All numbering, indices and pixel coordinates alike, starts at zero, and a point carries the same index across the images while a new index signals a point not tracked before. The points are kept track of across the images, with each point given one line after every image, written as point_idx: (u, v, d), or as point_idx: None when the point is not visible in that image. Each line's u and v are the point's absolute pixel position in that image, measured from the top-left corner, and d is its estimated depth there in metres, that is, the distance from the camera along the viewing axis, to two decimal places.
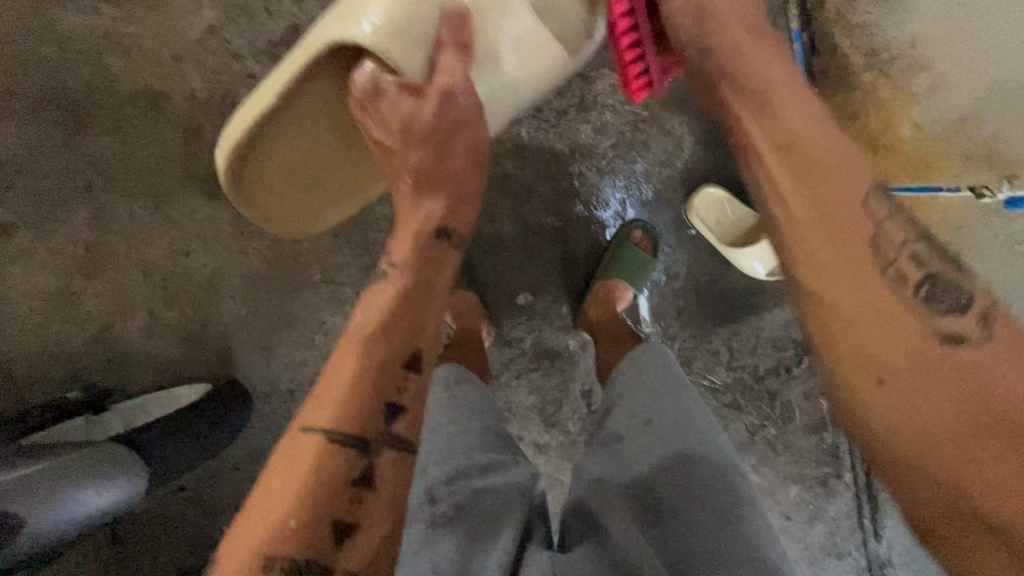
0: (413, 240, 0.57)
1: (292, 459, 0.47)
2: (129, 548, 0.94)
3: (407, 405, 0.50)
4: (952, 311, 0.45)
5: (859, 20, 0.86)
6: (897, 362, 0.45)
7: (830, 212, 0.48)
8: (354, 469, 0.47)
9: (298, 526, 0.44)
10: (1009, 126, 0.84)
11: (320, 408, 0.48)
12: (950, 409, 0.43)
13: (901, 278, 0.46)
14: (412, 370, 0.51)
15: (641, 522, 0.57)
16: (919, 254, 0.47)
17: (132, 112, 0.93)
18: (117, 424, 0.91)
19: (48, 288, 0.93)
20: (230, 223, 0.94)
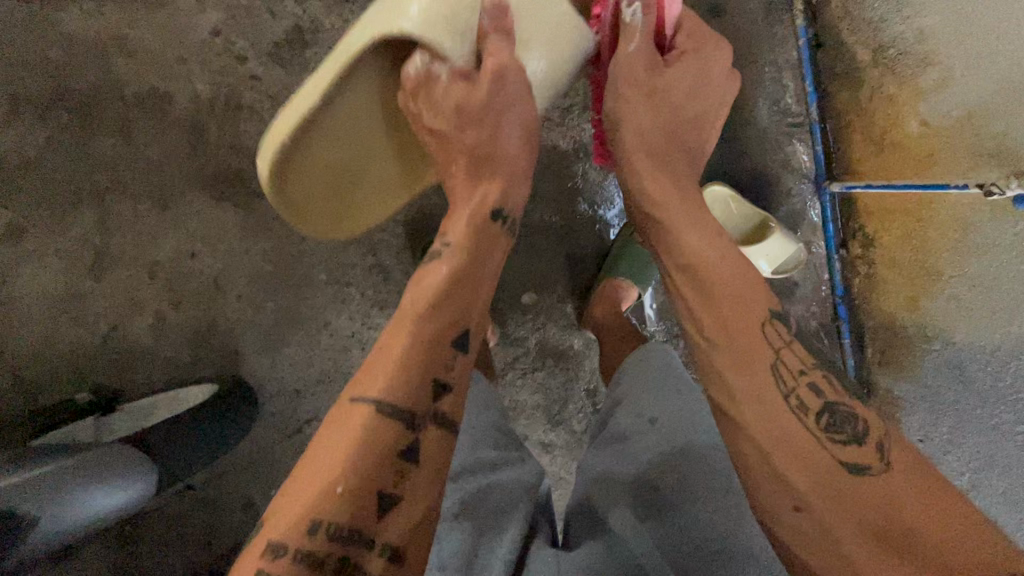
0: (469, 222, 0.58)
1: (339, 426, 0.47)
2: (139, 547, 0.95)
3: (454, 384, 0.51)
4: (850, 440, 0.46)
5: (865, 16, 0.86)
6: (786, 428, 0.47)
7: (736, 287, 0.52)
8: (401, 443, 0.47)
9: (345, 492, 0.44)
10: (1018, 122, 0.83)
11: (375, 378, 0.49)
12: (809, 469, 0.46)
13: (782, 375, 0.48)
14: (462, 349, 0.52)
15: (651, 512, 0.56)
16: (801, 358, 0.50)
17: (138, 114, 0.93)
18: (126, 424, 0.91)
19: (57, 290, 0.94)
20: (235, 224, 0.95)
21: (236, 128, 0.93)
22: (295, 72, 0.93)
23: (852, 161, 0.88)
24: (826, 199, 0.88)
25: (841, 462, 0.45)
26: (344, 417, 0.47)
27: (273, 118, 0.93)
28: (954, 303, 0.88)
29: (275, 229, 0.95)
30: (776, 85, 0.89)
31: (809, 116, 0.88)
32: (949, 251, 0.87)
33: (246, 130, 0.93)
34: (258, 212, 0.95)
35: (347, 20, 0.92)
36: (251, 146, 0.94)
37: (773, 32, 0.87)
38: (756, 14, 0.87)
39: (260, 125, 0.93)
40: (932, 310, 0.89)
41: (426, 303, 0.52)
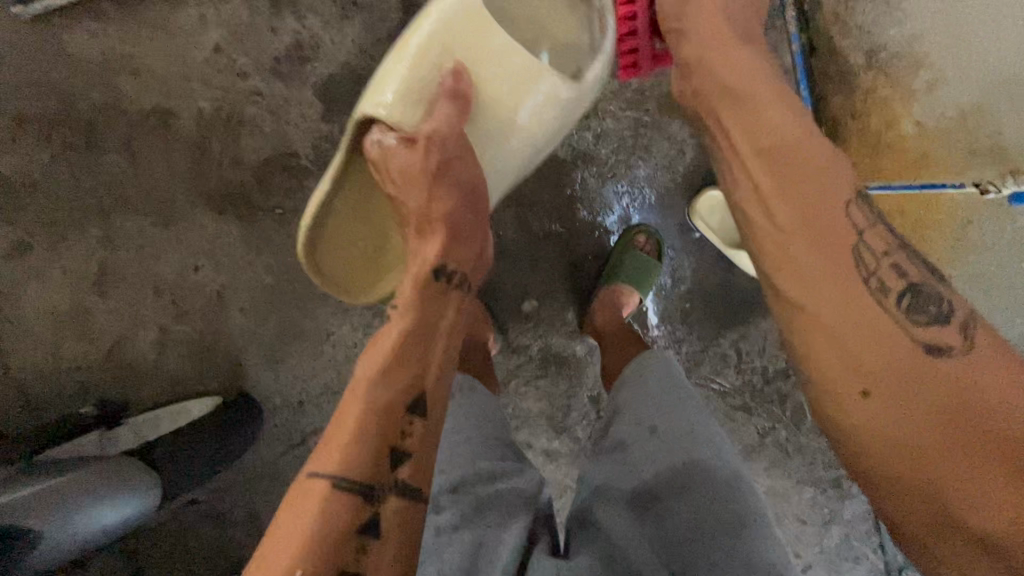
0: (414, 283, 0.59)
1: (297, 507, 0.47)
2: (144, 563, 0.95)
3: (411, 451, 0.52)
4: (933, 323, 0.51)
5: (856, 21, 0.87)
6: (869, 352, 0.50)
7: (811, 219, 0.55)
8: (404, 404, 0.52)
9: (365, 450, 0.49)
10: (1011, 122, 0.84)
11: (327, 454, 0.48)
12: (881, 359, 0.50)
13: (882, 288, 0.52)
14: (417, 413, 0.53)
15: (649, 536, 0.57)
16: (899, 265, 0.54)
17: (142, 131, 0.94)
18: (130, 437, 0.92)
19: (62, 306, 0.94)
20: (239, 238, 0.96)
21: (239, 144, 0.95)
22: (296, 87, 0.94)
23: (850, 164, 0.88)
24: None
25: (922, 348, 0.50)
26: (353, 391, 0.52)
27: (275, 133, 0.94)
28: None
29: (277, 242, 0.96)
30: None
31: None
32: (946, 252, 0.88)
33: (248, 145, 0.95)
34: (261, 226, 0.95)
35: (345, 35, 0.93)
36: (253, 161, 0.95)
37: (767, 39, 0.89)
38: None
39: (262, 140, 0.95)
40: None
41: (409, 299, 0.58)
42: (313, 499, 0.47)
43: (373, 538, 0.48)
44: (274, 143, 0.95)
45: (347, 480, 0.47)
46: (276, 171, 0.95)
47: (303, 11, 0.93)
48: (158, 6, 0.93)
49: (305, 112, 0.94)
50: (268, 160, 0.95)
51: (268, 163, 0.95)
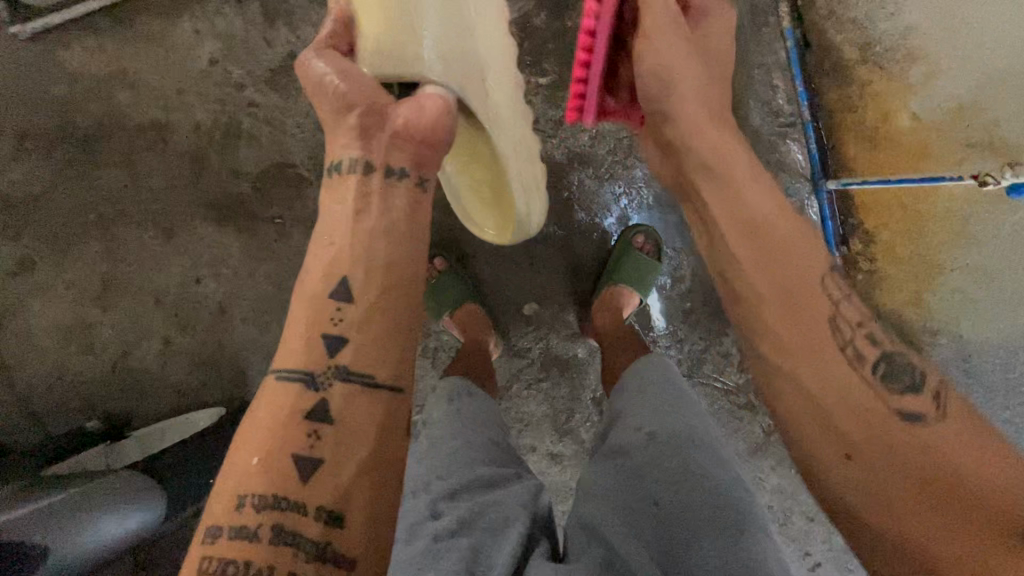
0: (320, 276, 0.50)
1: (213, 509, 0.44)
2: (153, 574, 0.96)
3: (322, 455, 0.45)
4: (906, 391, 0.50)
5: (850, 15, 0.86)
6: (844, 410, 0.50)
7: (836, 400, 0.50)
8: (304, 404, 0.46)
9: (262, 463, 0.44)
10: (1009, 113, 0.82)
11: (238, 460, 0.45)
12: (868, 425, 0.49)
13: (857, 357, 0.52)
14: (318, 419, 0.46)
15: (648, 533, 0.56)
16: (875, 335, 0.53)
17: (141, 145, 0.95)
18: (134, 449, 0.92)
19: (66, 320, 0.95)
20: (238, 249, 0.96)
21: (237, 155, 0.95)
22: (292, 97, 0.94)
23: (848, 159, 0.88)
24: (824, 197, 0.88)
25: (895, 413, 0.49)
26: (257, 403, 0.48)
27: (272, 144, 0.95)
28: (958, 297, 0.87)
29: (278, 252, 0.96)
30: (767, 86, 0.89)
31: (802, 116, 0.88)
32: (948, 244, 0.87)
33: (246, 156, 0.95)
34: (260, 236, 0.96)
35: None
36: (251, 172, 0.95)
37: (761, 35, 0.89)
38: (741, 21, 0.89)
39: (259, 151, 0.95)
40: (936, 305, 0.88)
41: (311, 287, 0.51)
42: (208, 536, 0.43)
43: (305, 556, 0.42)
44: (271, 154, 0.95)
45: (244, 495, 0.43)
46: (274, 182, 0.96)
47: (297, 22, 0.93)
48: (155, 20, 0.94)
49: (301, 121, 0.95)
50: (265, 171, 0.95)
51: (266, 174, 0.95)
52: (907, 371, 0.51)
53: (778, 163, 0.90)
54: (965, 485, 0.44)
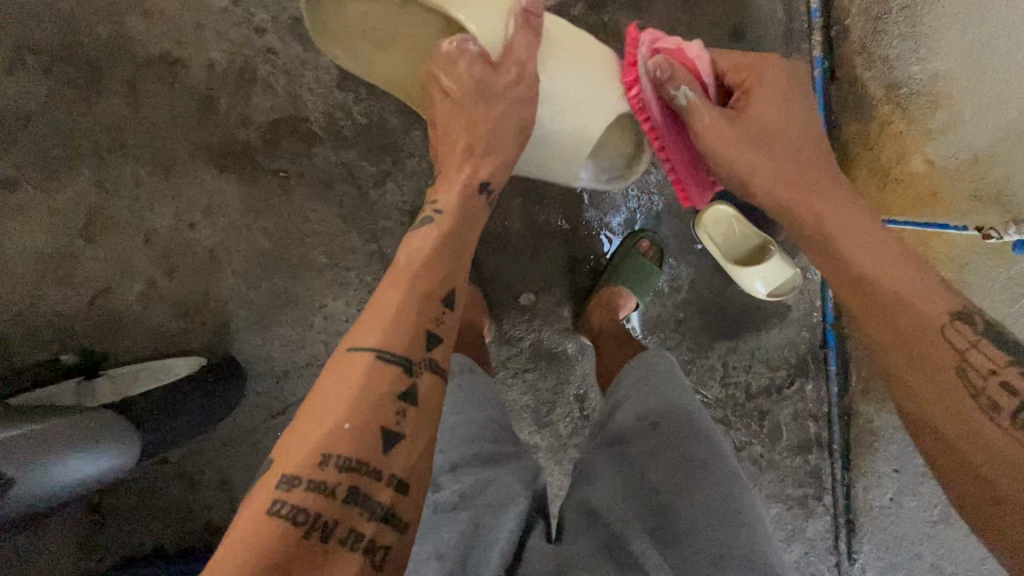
0: (426, 279, 0.54)
1: (288, 448, 0.46)
2: (105, 519, 0.93)
3: (406, 434, 0.47)
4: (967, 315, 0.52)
5: (882, 53, 0.88)
6: (939, 403, 0.51)
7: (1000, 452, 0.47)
8: (399, 387, 0.48)
9: (352, 427, 0.45)
10: (1022, 170, 0.85)
11: (318, 415, 0.46)
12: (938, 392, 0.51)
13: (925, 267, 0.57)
14: (410, 401, 0.48)
15: (643, 511, 0.57)
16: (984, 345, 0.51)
17: (148, 76, 0.91)
18: (108, 391, 0.89)
19: (46, 248, 0.91)
20: (238, 198, 0.93)
21: (249, 101, 0.92)
22: (314, 51, 0.92)
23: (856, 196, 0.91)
24: None
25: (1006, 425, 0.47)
26: (339, 371, 0.48)
27: (287, 95, 0.92)
28: None
29: (279, 206, 0.94)
30: None
31: None
32: None
33: (258, 104, 0.92)
34: (262, 188, 0.93)
35: None
36: (262, 121, 0.92)
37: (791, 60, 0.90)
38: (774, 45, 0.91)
39: (273, 101, 0.92)
40: None
41: (410, 276, 0.54)
42: (284, 484, 0.44)
43: (365, 516, 0.44)
44: (285, 105, 0.92)
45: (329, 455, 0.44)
46: (284, 134, 0.93)
47: None
48: None
49: (320, 77, 0.92)
50: (277, 122, 0.93)
51: (278, 125, 0.93)
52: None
53: None
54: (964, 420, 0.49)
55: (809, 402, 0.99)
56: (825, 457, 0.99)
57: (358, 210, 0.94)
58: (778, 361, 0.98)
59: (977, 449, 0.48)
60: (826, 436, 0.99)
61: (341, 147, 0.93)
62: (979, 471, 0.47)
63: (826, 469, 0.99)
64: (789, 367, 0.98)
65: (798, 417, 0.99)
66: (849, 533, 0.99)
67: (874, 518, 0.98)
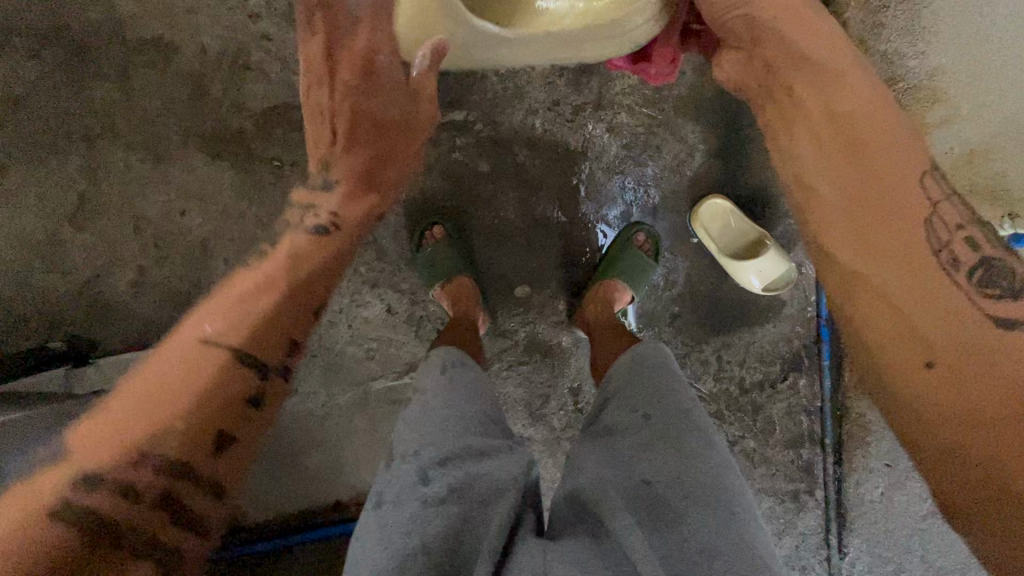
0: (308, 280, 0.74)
1: (98, 439, 0.57)
2: None
3: (240, 439, 0.61)
4: (1004, 295, 0.58)
5: (880, 48, 0.88)
6: (920, 310, 0.58)
7: (962, 409, 0.53)
8: (251, 388, 0.63)
9: (184, 428, 0.57)
10: (1015, 165, 0.88)
11: (157, 410, 0.58)
12: (945, 350, 0.56)
13: (953, 260, 0.60)
14: (257, 401, 0.63)
15: (633, 505, 0.56)
16: (969, 243, 0.61)
17: (139, 61, 0.90)
18: (96, 380, 0.87)
19: (34, 234, 0.90)
20: (231, 186, 0.92)
21: (242, 87, 0.91)
22: None
23: None
24: None
25: (992, 324, 0.56)
26: (182, 367, 0.60)
27: (281, 82, 0.91)
28: None
29: (272, 194, 0.93)
30: None
31: None
32: None
33: (252, 90, 0.91)
34: (255, 176, 0.92)
35: None
36: (255, 108, 0.91)
37: None
38: None
39: (267, 87, 0.91)
40: None
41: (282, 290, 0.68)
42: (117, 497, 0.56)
43: (172, 521, 0.58)
44: (279, 92, 0.91)
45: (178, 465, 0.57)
46: (278, 122, 0.92)
47: None
48: None
49: None
50: (270, 109, 0.91)
51: (272, 113, 0.92)
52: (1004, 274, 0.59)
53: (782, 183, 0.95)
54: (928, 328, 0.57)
55: (801, 396, 0.99)
56: (818, 451, 0.99)
57: None
58: (772, 356, 0.99)
59: (962, 360, 0.55)
60: (818, 429, 1.00)
61: None
62: (929, 361, 0.55)
63: (819, 464, 1.00)
64: (783, 361, 0.99)
65: (791, 412, 1.00)
66: (841, 527, 0.99)
67: (864, 512, 0.99)
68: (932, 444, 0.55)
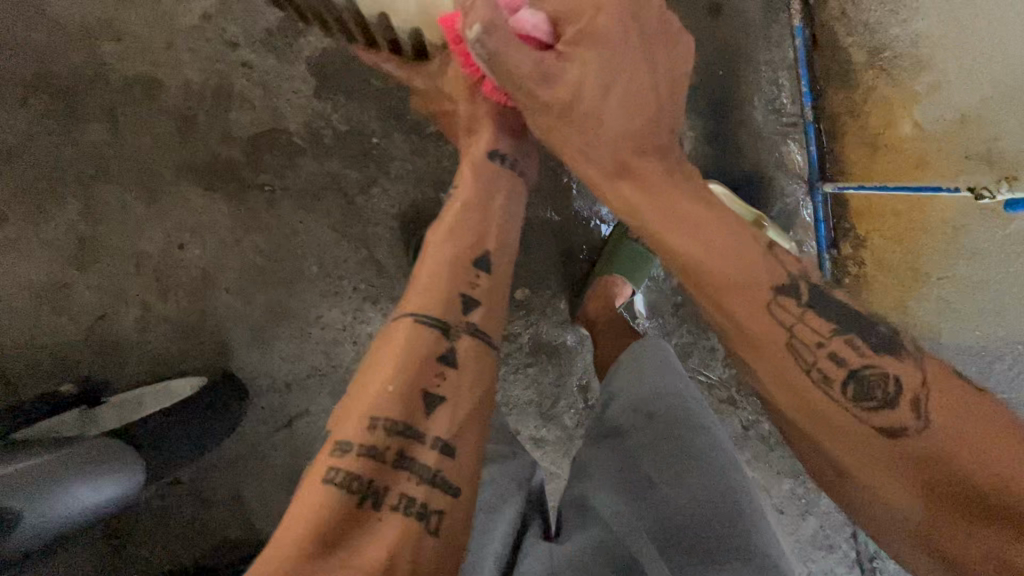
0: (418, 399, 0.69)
1: None
2: (123, 542, 0.93)
3: None
4: (880, 404, 0.48)
5: (862, 18, 0.89)
6: (799, 413, 0.52)
7: (900, 503, 0.46)
8: (439, 349, 0.55)
9: None
10: (1008, 128, 0.84)
11: None
12: (854, 452, 0.49)
13: (823, 380, 0.51)
14: None
15: (638, 509, 0.56)
16: (838, 353, 0.51)
17: (125, 100, 0.91)
18: (111, 418, 0.89)
19: (40, 280, 0.91)
20: (226, 215, 0.93)
21: (228, 117, 0.92)
22: (289, 61, 0.92)
23: (846, 163, 0.90)
24: (819, 199, 0.90)
25: (877, 432, 0.48)
26: None
27: (265, 107, 0.92)
28: (942, 304, 0.90)
29: (267, 219, 0.93)
30: (773, 84, 0.91)
31: (804, 115, 0.91)
32: (938, 253, 0.89)
33: (237, 118, 0.92)
34: (249, 203, 0.93)
35: None
36: (242, 136, 0.92)
37: (771, 31, 0.90)
38: (753, 20, 0.90)
39: (252, 114, 0.92)
40: (922, 310, 0.90)
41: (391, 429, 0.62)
42: None
43: None
44: (264, 118, 0.92)
45: None
46: (266, 148, 0.92)
47: None
48: None
49: (298, 87, 0.92)
50: (257, 135, 0.92)
51: (258, 139, 0.92)
52: (881, 383, 0.49)
53: (777, 162, 0.91)
54: (832, 422, 0.50)
55: None
56: None
57: (346, 219, 0.94)
58: None
59: (842, 445, 0.50)
60: None
61: (324, 156, 0.93)
62: (842, 470, 0.50)
63: None
64: None
65: None
66: None
67: None
68: (877, 516, 0.48)
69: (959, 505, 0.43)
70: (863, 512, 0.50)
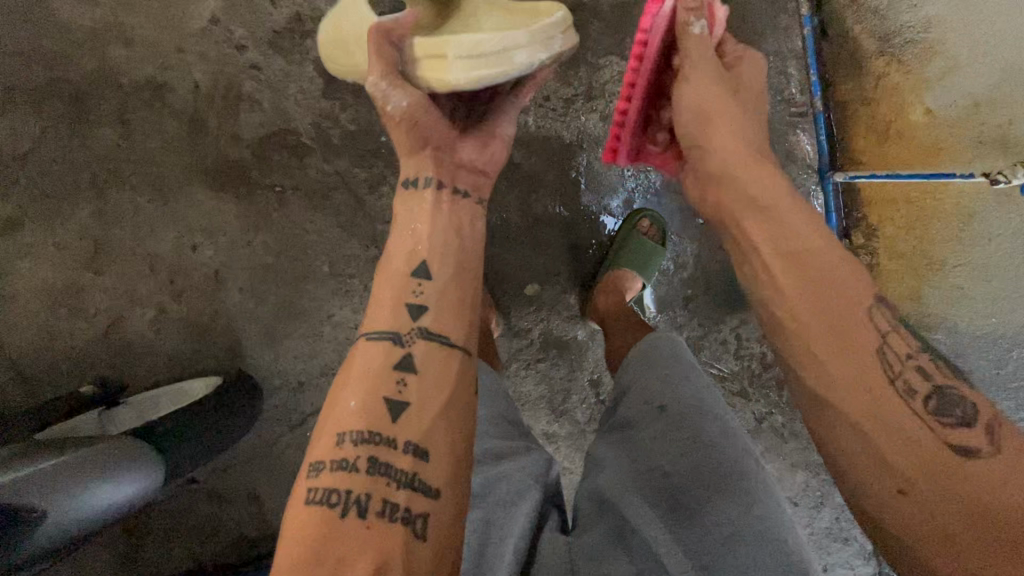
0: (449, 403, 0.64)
1: None
2: (142, 540, 0.94)
3: None
4: (955, 422, 0.44)
5: (871, 5, 0.88)
6: (876, 412, 0.45)
7: (941, 520, 0.42)
8: (395, 357, 0.52)
9: None
10: (1020, 111, 0.84)
11: None
12: (913, 460, 0.44)
13: (907, 389, 0.46)
14: None
15: (654, 501, 0.56)
16: (924, 366, 0.47)
17: (136, 104, 0.92)
18: (128, 418, 0.90)
19: (56, 283, 0.93)
20: (236, 216, 0.94)
21: (237, 118, 0.92)
22: (296, 61, 0.92)
23: (857, 151, 0.89)
24: (830, 189, 0.89)
25: (947, 447, 0.44)
26: None
27: (273, 108, 0.92)
28: (955, 292, 0.89)
29: (277, 219, 0.94)
30: (781, 74, 0.90)
31: (814, 105, 0.89)
32: (951, 241, 0.89)
33: (246, 120, 0.92)
34: (259, 204, 0.94)
35: None
36: (251, 137, 0.93)
37: (779, 21, 0.90)
38: (760, 10, 0.90)
39: (261, 115, 0.92)
40: (936, 299, 0.89)
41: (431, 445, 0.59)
42: None
43: None
44: (272, 118, 0.93)
45: None
46: (275, 149, 0.93)
47: None
48: None
49: (306, 87, 0.93)
50: (266, 136, 0.93)
51: (267, 140, 0.93)
52: (958, 402, 0.45)
53: (787, 153, 0.91)
54: (900, 424, 0.45)
55: None
56: None
57: (356, 218, 0.94)
58: None
59: (905, 454, 0.44)
60: None
61: (332, 155, 0.93)
62: (901, 485, 0.44)
63: None
64: None
65: None
66: None
67: None
68: (906, 536, 0.44)
69: (1009, 533, 0.40)
70: (884, 527, 0.45)
